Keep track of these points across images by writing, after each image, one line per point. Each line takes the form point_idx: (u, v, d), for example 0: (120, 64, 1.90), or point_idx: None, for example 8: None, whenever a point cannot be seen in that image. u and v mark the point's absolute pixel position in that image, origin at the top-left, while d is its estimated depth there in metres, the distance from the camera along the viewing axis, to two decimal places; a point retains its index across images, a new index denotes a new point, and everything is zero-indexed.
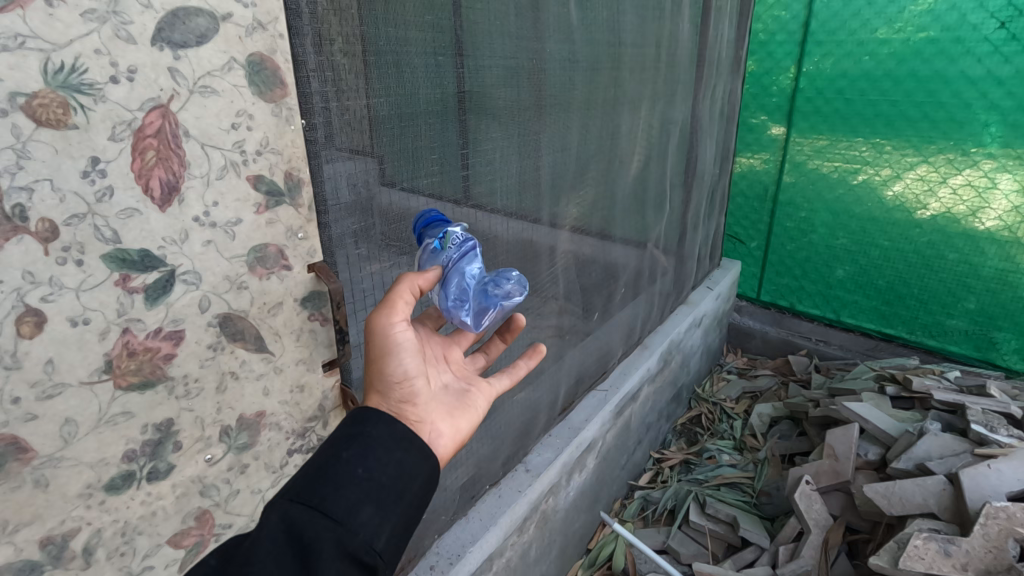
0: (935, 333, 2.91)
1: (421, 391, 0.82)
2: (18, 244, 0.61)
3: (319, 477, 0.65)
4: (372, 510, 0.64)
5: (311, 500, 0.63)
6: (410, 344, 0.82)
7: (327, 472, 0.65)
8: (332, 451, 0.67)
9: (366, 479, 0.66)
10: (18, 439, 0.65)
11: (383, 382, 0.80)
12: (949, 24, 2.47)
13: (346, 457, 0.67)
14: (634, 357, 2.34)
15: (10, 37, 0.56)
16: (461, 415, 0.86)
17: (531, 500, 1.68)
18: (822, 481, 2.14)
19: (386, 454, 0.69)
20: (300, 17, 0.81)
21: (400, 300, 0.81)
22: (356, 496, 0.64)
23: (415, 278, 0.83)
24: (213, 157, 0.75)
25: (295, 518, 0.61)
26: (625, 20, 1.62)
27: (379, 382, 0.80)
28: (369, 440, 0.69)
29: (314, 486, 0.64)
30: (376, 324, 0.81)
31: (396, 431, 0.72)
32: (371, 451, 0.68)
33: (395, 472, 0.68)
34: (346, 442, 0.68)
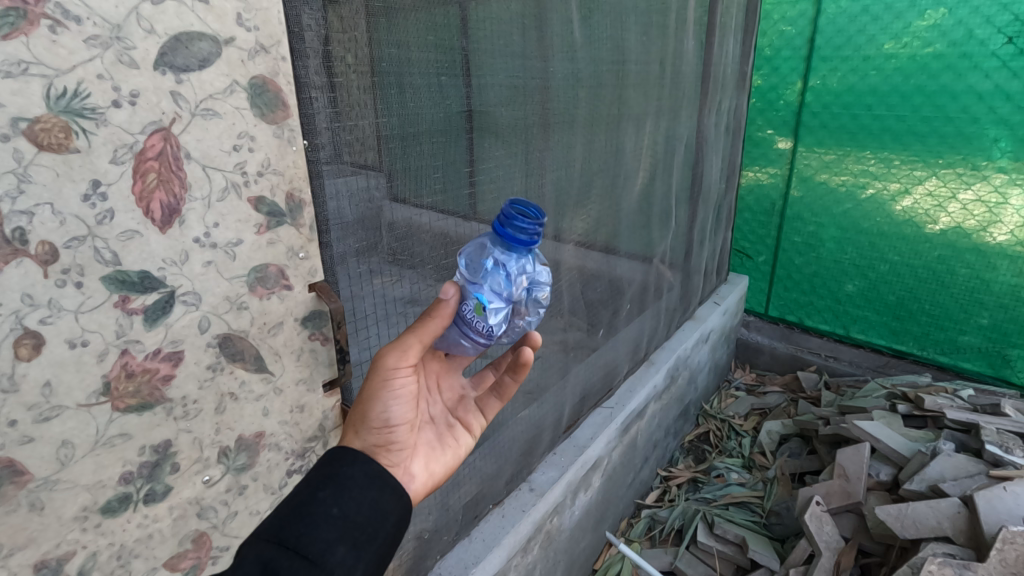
0: (948, 350, 2.87)
1: (400, 438, 0.80)
2: (18, 267, 0.61)
3: (294, 516, 0.65)
4: (347, 550, 0.65)
5: (286, 538, 0.63)
6: (406, 390, 0.80)
7: (302, 511, 0.65)
8: (307, 490, 0.68)
9: (342, 517, 0.66)
10: (15, 462, 0.65)
11: (363, 421, 0.78)
12: (955, 39, 2.47)
13: (322, 496, 0.67)
14: (641, 374, 2.32)
15: (14, 64, 0.57)
16: (435, 462, 0.85)
17: (535, 520, 1.65)
18: (832, 502, 2.10)
19: (361, 493, 0.70)
20: (303, 39, 0.82)
21: (415, 343, 0.78)
22: (332, 535, 0.65)
23: (445, 317, 0.78)
24: (214, 179, 0.75)
25: (272, 557, 0.61)
26: (629, 36, 1.63)
27: (359, 415, 0.78)
28: (345, 479, 0.70)
29: (289, 525, 0.64)
30: (380, 361, 0.78)
31: (371, 470, 0.72)
32: (348, 489, 0.69)
33: (369, 511, 0.69)
34: (321, 481, 0.69)
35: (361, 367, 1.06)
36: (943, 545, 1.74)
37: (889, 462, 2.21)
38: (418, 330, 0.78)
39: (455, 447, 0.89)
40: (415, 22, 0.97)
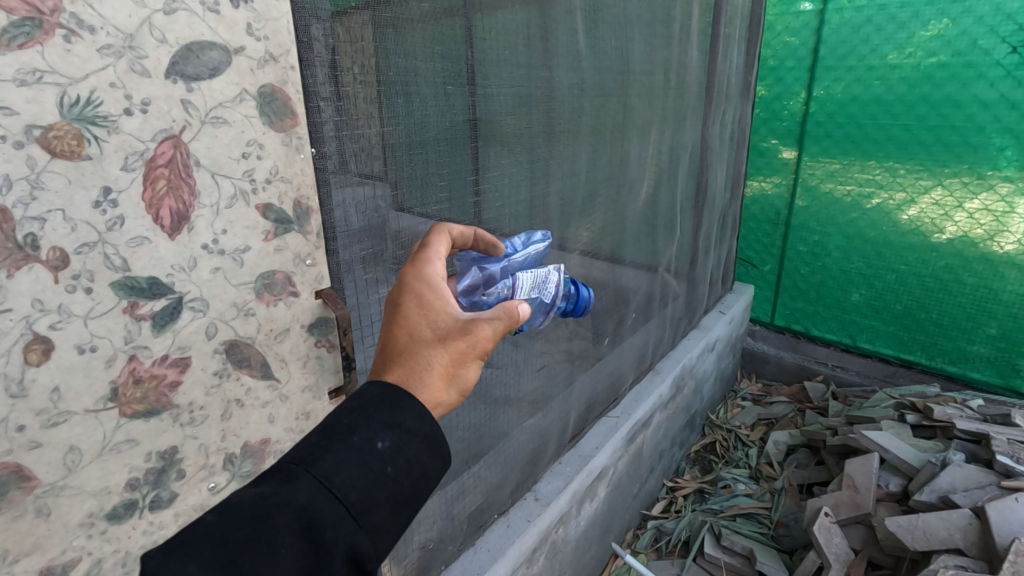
0: (956, 359, 2.85)
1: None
2: (28, 273, 0.62)
3: (345, 459, 0.56)
4: (390, 515, 0.57)
5: (334, 487, 0.54)
6: None
7: (355, 457, 0.56)
8: (365, 433, 0.58)
9: (394, 478, 0.57)
10: (22, 467, 0.65)
11: (457, 380, 0.65)
12: (960, 49, 2.47)
13: (380, 446, 0.57)
14: (646, 383, 2.31)
15: (29, 73, 0.58)
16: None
17: (541, 531, 1.64)
18: (842, 512, 2.08)
19: (419, 452, 0.60)
20: (311, 49, 0.83)
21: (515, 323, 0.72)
22: (378, 496, 0.56)
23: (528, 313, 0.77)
24: (223, 186, 0.76)
25: (314, 505, 0.53)
26: (634, 47, 1.64)
27: (458, 372, 0.65)
28: (407, 435, 0.59)
29: (338, 470, 0.55)
30: (496, 328, 0.68)
31: (432, 430, 0.61)
32: (407, 445, 0.59)
33: (419, 475, 0.59)
34: (382, 428, 0.59)
35: (366, 375, 1.06)
36: (954, 557, 1.72)
37: (898, 472, 2.19)
38: (526, 314, 0.71)
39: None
40: (422, 33, 0.98)
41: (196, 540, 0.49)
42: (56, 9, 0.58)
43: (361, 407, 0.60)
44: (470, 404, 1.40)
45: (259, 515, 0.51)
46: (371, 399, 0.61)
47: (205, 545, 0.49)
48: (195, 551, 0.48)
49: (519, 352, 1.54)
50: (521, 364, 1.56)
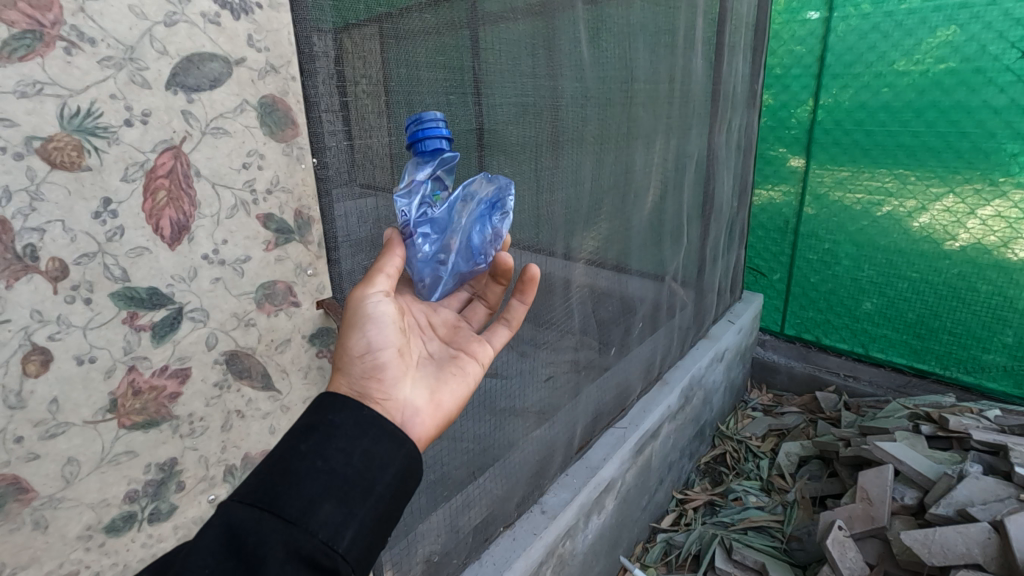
0: (972, 369, 2.79)
1: (391, 367, 0.71)
2: (28, 283, 0.62)
3: (269, 472, 0.54)
4: (332, 507, 0.54)
5: (256, 498, 0.52)
6: (385, 314, 0.73)
7: (277, 466, 0.55)
8: (287, 443, 0.57)
9: (327, 474, 0.55)
10: (20, 479, 0.65)
11: (342, 356, 0.70)
12: (968, 55, 2.45)
13: (304, 449, 0.56)
14: (654, 394, 2.28)
15: (29, 85, 0.58)
16: (443, 392, 0.76)
17: (548, 544, 1.61)
18: (855, 526, 2.03)
19: (352, 444, 0.58)
20: (314, 60, 0.83)
21: (382, 271, 0.75)
22: (310, 493, 0.54)
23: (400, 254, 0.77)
24: (224, 196, 0.76)
25: (237, 522, 0.51)
26: (637, 57, 1.64)
27: (345, 353, 0.70)
28: (333, 429, 0.59)
29: (262, 483, 0.54)
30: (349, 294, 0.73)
31: (361, 415, 0.61)
32: (333, 441, 0.58)
33: (362, 463, 0.58)
34: (304, 432, 0.58)
35: None
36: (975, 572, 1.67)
37: (914, 485, 2.14)
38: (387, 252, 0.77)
39: (463, 376, 0.81)
40: (425, 44, 0.99)
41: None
42: (58, 22, 0.59)
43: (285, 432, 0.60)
44: (475, 415, 1.39)
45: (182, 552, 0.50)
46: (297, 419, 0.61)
47: None
48: None
49: (525, 363, 1.53)
50: (527, 375, 1.55)
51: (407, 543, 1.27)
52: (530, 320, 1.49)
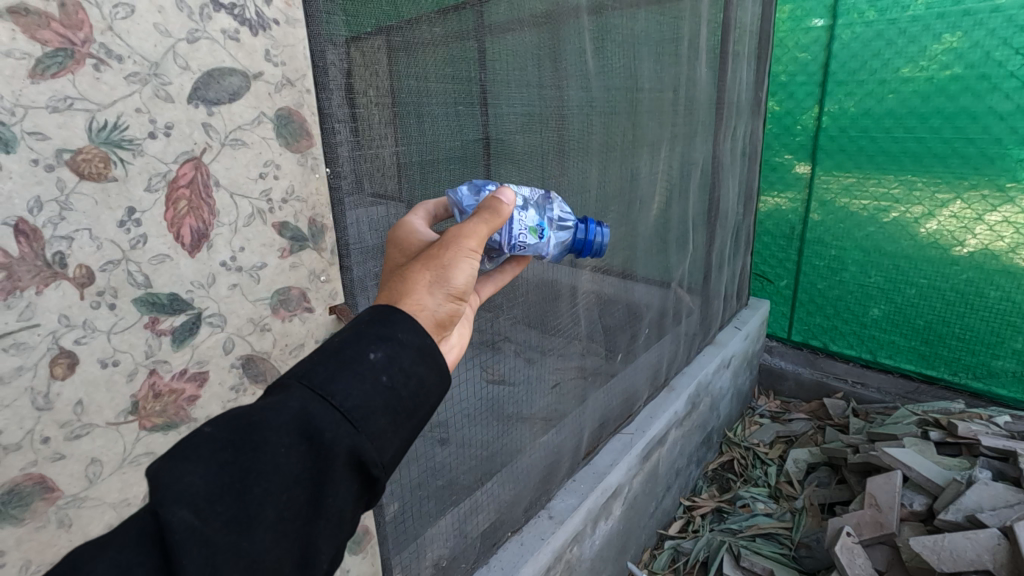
0: (981, 375, 2.78)
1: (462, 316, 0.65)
2: (56, 289, 0.64)
3: (340, 370, 0.51)
4: (391, 423, 0.51)
5: (327, 394, 0.49)
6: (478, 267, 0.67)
7: (347, 367, 0.51)
8: (357, 344, 0.53)
9: (393, 386, 0.52)
10: (46, 478, 0.67)
11: (438, 287, 0.61)
12: (973, 62, 2.47)
13: (373, 358, 0.52)
14: (661, 400, 2.29)
15: (60, 100, 0.61)
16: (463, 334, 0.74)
17: (555, 549, 1.61)
18: (864, 532, 2.02)
19: (417, 364, 0.54)
20: (327, 73, 0.86)
21: (491, 229, 0.68)
22: (378, 405, 0.51)
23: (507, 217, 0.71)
24: (241, 205, 0.79)
25: (313, 412, 0.48)
26: (642, 67, 1.67)
27: (436, 274, 0.61)
28: (400, 346, 0.54)
29: (334, 379, 0.50)
30: (459, 232, 0.64)
31: (433, 347, 0.57)
32: (400, 357, 0.54)
33: (420, 387, 0.55)
34: (375, 339, 0.53)
35: None
36: None
37: (923, 491, 2.13)
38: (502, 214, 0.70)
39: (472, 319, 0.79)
40: (434, 55, 1.01)
41: (195, 448, 0.45)
42: (88, 40, 0.62)
43: (353, 328, 0.55)
44: (482, 420, 1.41)
45: (254, 420, 0.47)
46: (368, 322, 0.55)
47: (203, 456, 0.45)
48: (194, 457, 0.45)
49: (532, 369, 1.55)
50: (534, 381, 1.57)
51: (415, 547, 1.28)
52: (537, 326, 1.51)
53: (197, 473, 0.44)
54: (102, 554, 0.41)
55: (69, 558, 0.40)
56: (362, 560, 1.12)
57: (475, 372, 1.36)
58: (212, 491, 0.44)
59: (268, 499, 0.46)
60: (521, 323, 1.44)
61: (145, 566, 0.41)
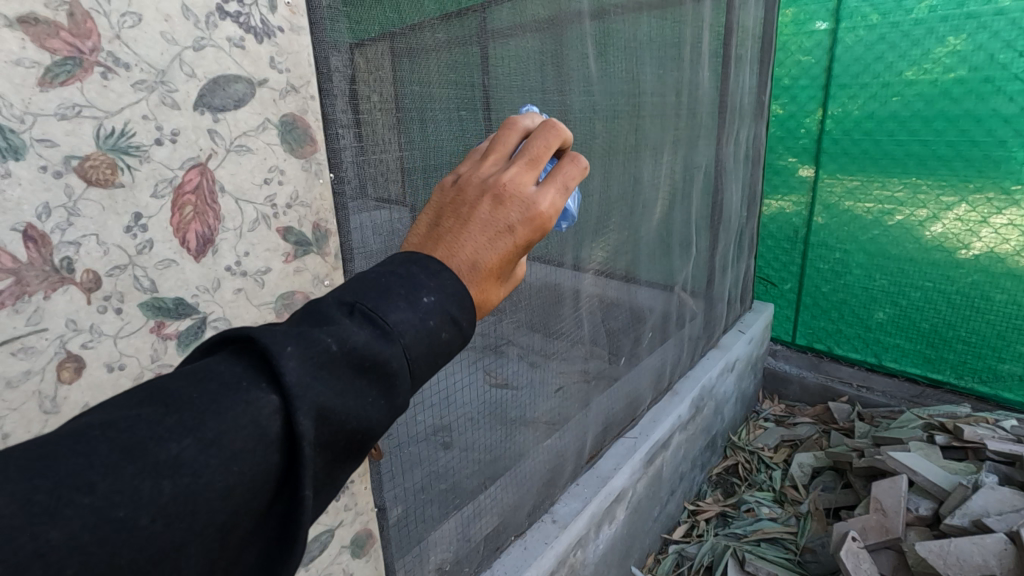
0: (988, 378, 2.77)
1: None
2: (64, 294, 0.65)
3: (427, 338, 0.49)
4: None
5: (412, 360, 0.48)
6: None
7: (427, 337, 0.49)
8: (440, 314, 0.50)
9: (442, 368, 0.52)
10: None
11: None
12: (977, 64, 2.47)
13: (444, 337, 0.51)
14: (665, 404, 2.28)
15: (69, 107, 0.62)
16: None
17: (559, 553, 1.61)
18: (870, 537, 2.00)
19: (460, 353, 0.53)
20: (331, 79, 0.87)
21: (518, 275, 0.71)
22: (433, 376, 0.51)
23: None
24: (246, 210, 0.79)
25: (399, 371, 0.47)
26: (644, 71, 1.67)
27: None
28: (461, 332, 0.52)
29: (420, 345, 0.48)
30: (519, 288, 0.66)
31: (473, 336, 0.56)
32: (457, 340, 0.52)
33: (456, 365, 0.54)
34: (451, 317, 0.51)
35: None
36: None
37: (929, 495, 2.13)
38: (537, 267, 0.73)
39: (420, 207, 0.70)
40: (437, 61, 1.02)
41: (315, 360, 0.43)
42: (96, 49, 0.63)
43: (440, 292, 0.51)
44: (485, 424, 1.41)
45: (368, 362, 0.45)
46: (452, 292, 0.52)
47: (323, 377, 0.43)
48: (315, 376, 0.43)
49: (536, 373, 1.55)
50: (537, 386, 1.57)
51: (419, 550, 1.29)
52: (540, 330, 1.51)
53: (320, 391, 0.43)
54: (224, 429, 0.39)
55: (192, 417, 0.39)
56: (365, 563, 1.12)
57: (479, 376, 1.36)
58: (325, 415, 0.43)
59: (350, 438, 0.45)
60: (525, 328, 1.45)
61: (252, 458, 0.40)
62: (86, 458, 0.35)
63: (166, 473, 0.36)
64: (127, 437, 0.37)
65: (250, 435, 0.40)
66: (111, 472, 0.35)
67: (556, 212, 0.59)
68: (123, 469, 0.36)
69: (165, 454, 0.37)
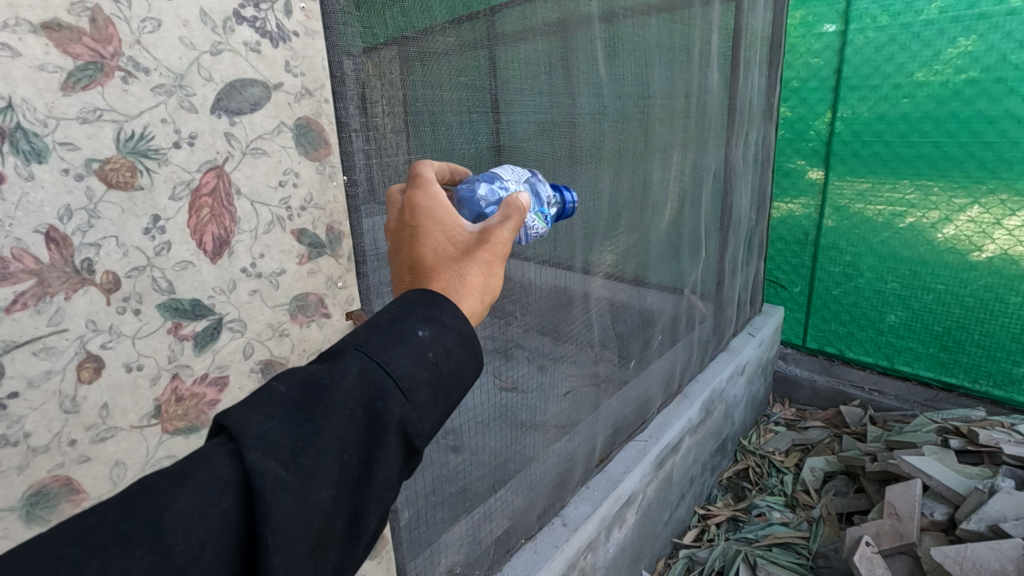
0: (1003, 382, 2.73)
1: None
2: (84, 295, 0.66)
3: (390, 341, 0.51)
4: (430, 396, 0.51)
5: (385, 362, 0.49)
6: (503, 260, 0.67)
7: (397, 340, 0.51)
8: (405, 322, 0.52)
9: (433, 367, 0.51)
10: (72, 480, 0.69)
11: (487, 285, 0.61)
12: (989, 65, 2.45)
13: (421, 336, 0.52)
14: (675, 407, 2.27)
15: (90, 111, 0.63)
16: None
17: (569, 556, 1.60)
18: (884, 542, 1.98)
19: (459, 347, 0.54)
20: (345, 83, 0.88)
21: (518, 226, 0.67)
22: (426, 379, 0.51)
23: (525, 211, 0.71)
24: (262, 213, 0.80)
25: (372, 381, 0.48)
26: (653, 73, 1.67)
27: (488, 279, 0.61)
28: (443, 328, 0.54)
29: (388, 348, 0.50)
30: (501, 238, 0.65)
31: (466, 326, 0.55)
32: (443, 336, 0.53)
33: (456, 366, 0.53)
34: (421, 319, 0.53)
35: None
36: None
37: (944, 500, 2.10)
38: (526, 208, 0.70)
39: None
40: (447, 65, 1.03)
41: (266, 403, 0.45)
42: (117, 54, 0.64)
43: (397, 305, 0.54)
44: (496, 427, 1.42)
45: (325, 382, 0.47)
46: (407, 301, 0.55)
47: (279, 414, 0.45)
48: (272, 413, 0.45)
49: (545, 376, 1.55)
50: (547, 389, 1.57)
51: (430, 553, 1.29)
52: (549, 333, 1.51)
53: (277, 424, 0.44)
54: (178, 492, 0.40)
55: (142, 493, 0.40)
56: (378, 564, 1.12)
57: (488, 378, 1.36)
58: (292, 445, 0.44)
59: (336, 461, 0.45)
60: (534, 331, 1.45)
61: (221, 509, 0.41)
62: (36, 552, 0.36)
63: (117, 548, 0.37)
64: (75, 529, 0.38)
65: (210, 486, 0.41)
66: (59, 561, 0.36)
67: (432, 192, 0.68)
68: (70, 556, 0.36)
69: (119, 530, 0.38)
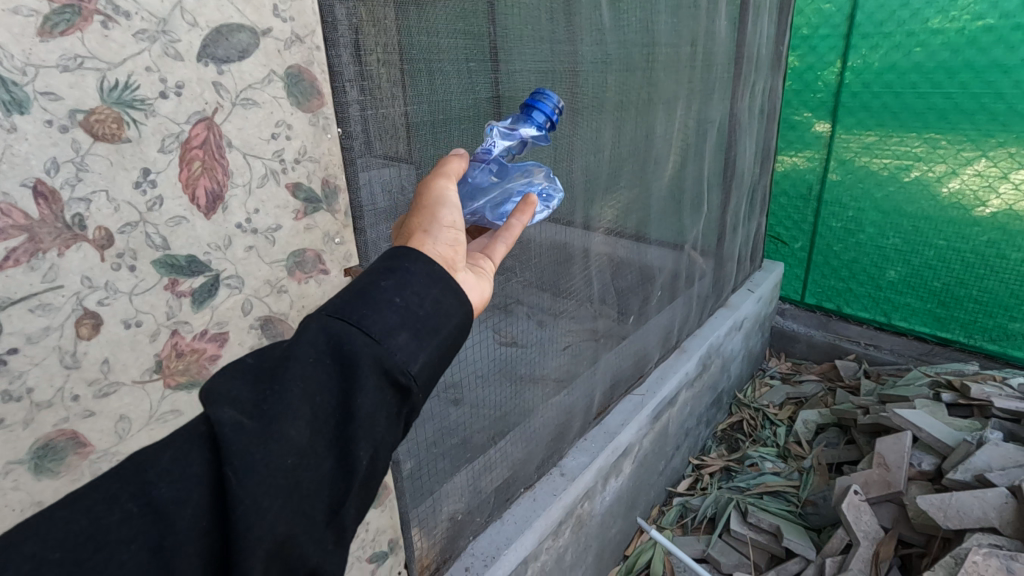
0: (997, 337, 2.76)
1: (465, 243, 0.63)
2: (77, 251, 0.65)
3: (349, 296, 0.51)
4: (408, 336, 0.50)
5: (346, 314, 0.50)
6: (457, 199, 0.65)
7: (358, 293, 0.51)
8: (366, 278, 0.52)
9: (402, 308, 0.51)
10: (78, 434, 0.70)
11: (429, 222, 0.60)
12: (1008, 11, 2.35)
13: (384, 285, 0.52)
14: (672, 362, 2.30)
15: (71, 58, 0.61)
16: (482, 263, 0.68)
17: (566, 504, 1.65)
18: (871, 491, 2.04)
19: (428, 287, 0.53)
20: (336, 29, 0.84)
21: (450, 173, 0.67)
22: (397, 320, 0.50)
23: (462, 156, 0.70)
24: (255, 166, 0.78)
25: (335, 331, 0.49)
26: (659, 19, 1.60)
27: (428, 219, 0.61)
28: (407, 274, 0.53)
29: (349, 301, 0.50)
30: (430, 185, 0.65)
31: (434, 268, 0.55)
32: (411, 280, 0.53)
33: (432, 306, 0.53)
34: (382, 271, 0.53)
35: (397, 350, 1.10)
36: (990, 535, 1.70)
37: (932, 451, 2.16)
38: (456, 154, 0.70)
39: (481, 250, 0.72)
40: (443, 10, 0.98)
41: (232, 372, 0.47)
42: None
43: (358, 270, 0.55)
44: (496, 381, 1.44)
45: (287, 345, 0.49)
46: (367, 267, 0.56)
47: (244, 378, 0.47)
48: (238, 378, 0.47)
49: (544, 331, 1.55)
50: (546, 343, 1.58)
51: (432, 502, 1.32)
52: (548, 289, 1.51)
53: (242, 386, 0.46)
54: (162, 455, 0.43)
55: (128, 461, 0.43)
56: (381, 513, 1.15)
57: (488, 333, 1.37)
58: (258, 401, 0.45)
59: (311, 411, 0.46)
60: (534, 286, 1.45)
61: (199, 465, 0.43)
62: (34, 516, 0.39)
63: (105, 503, 0.40)
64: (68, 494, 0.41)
65: (187, 446, 0.43)
66: (50, 518, 0.39)
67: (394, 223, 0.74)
68: (60, 515, 0.39)
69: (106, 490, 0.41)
